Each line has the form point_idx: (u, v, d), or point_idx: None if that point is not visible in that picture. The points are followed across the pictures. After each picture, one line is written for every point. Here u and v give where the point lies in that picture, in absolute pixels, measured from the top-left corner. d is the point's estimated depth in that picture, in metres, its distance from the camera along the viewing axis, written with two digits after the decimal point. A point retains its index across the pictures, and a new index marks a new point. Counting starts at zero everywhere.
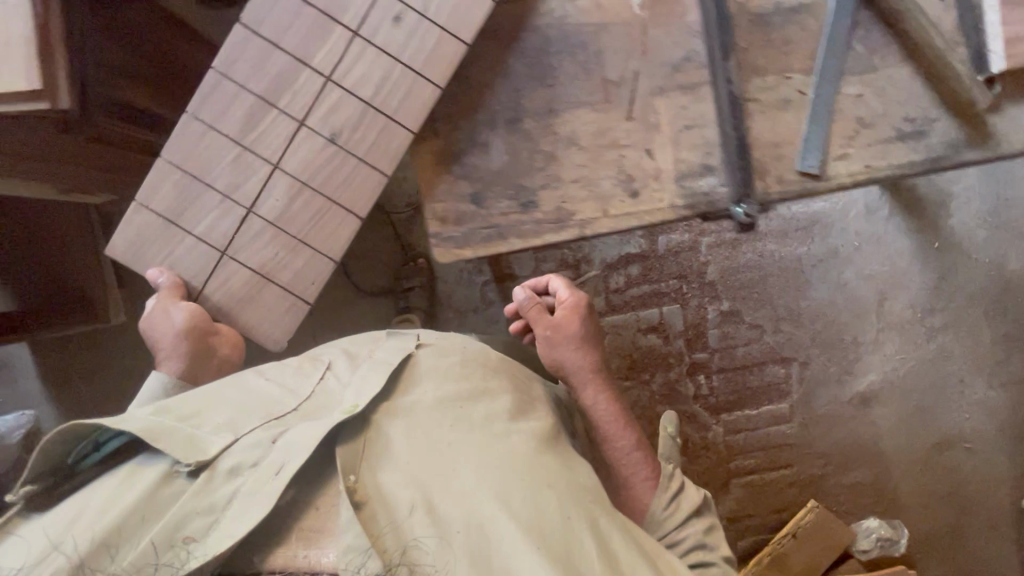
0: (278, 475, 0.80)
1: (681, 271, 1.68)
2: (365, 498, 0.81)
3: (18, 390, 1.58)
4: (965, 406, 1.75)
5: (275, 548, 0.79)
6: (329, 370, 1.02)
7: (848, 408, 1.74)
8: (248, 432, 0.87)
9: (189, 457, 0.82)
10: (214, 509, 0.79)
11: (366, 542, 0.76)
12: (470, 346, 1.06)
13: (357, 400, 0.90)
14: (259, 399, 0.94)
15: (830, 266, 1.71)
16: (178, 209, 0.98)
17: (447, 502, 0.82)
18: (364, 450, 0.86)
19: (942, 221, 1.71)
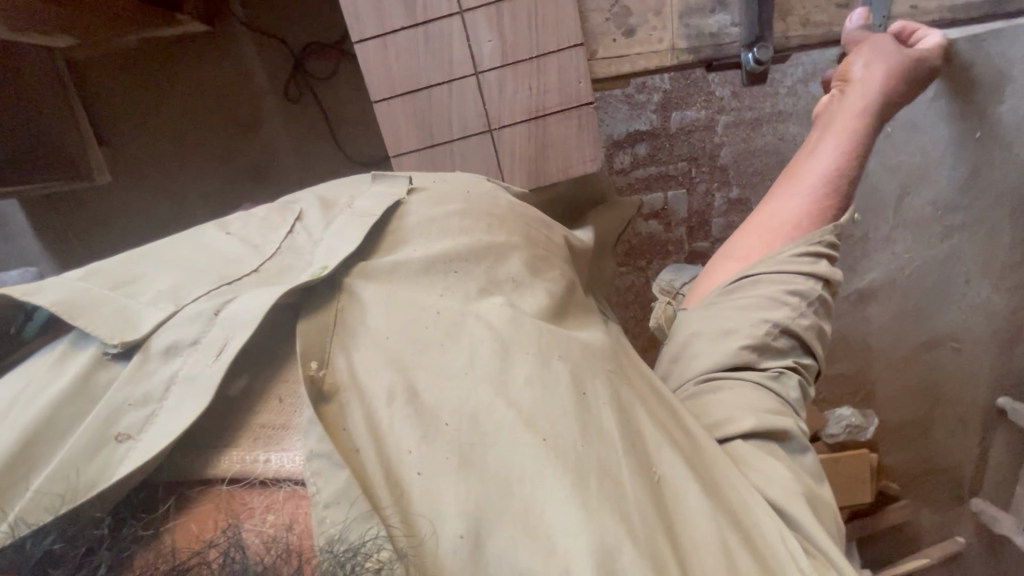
0: (219, 359, 0.58)
1: (691, 153, 1.56)
2: (333, 387, 0.60)
3: (23, 247, 1.59)
4: (964, 308, 1.73)
5: (224, 453, 0.58)
6: (301, 219, 0.77)
7: (843, 303, 1.74)
8: (192, 298, 0.64)
9: (115, 336, 0.60)
10: (148, 398, 0.58)
11: (336, 450, 0.54)
12: (473, 185, 0.84)
13: (327, 261, 0.68)
14: (216, 258, 0.70)
15: None
16: (428, 134, 0.97)
17: (432, 398, 0.59)
18: (334, 325, 0.64)
19: (992, 110, 1.51)
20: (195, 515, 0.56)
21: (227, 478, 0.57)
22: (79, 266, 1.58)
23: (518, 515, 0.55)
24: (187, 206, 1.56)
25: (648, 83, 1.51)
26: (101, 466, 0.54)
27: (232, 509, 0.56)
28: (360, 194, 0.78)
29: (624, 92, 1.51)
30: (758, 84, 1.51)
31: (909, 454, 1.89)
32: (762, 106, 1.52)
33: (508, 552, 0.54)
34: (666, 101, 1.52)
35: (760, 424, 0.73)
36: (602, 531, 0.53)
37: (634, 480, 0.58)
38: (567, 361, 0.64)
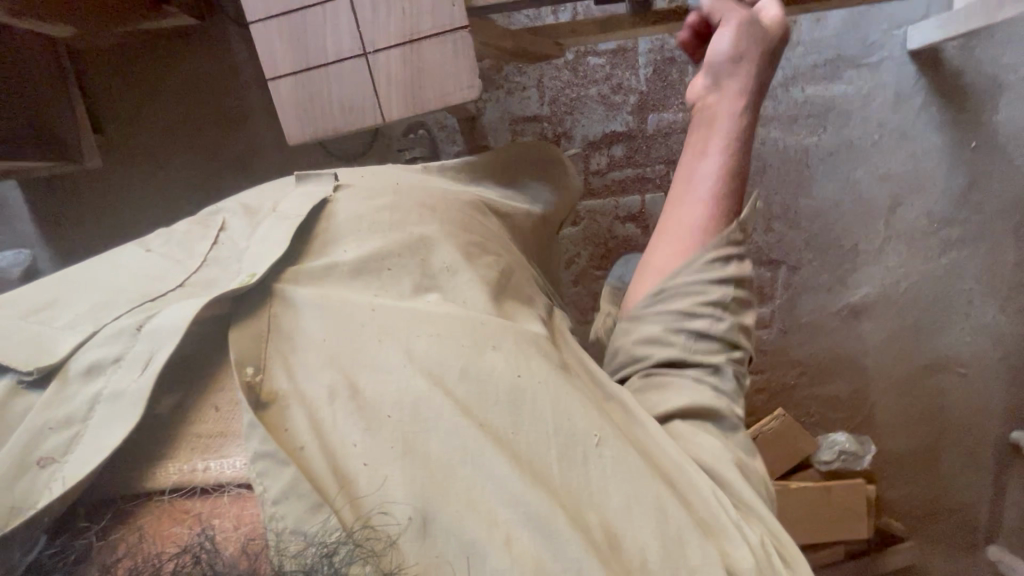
0: (145, 371, 0.56)
1: (669, 156, 1.54)
2: (274, 394, 0.57)
3: (17, 229, 1.65)
4: (968, 329, 1.61)
5: (160, 467, 0.57)
6: (225, 229, 0.73)
7: (836, 319, 1.63)
8: (111, 318, 0.60)
9: (30, 363, 0.58)
10: (72, 420, 0.55)
11: (279, 449, 0.53)
12: (404, 181, 0.78)
13: (254, 268, 0.64)
14: (132, 279, 0.66)
15: (841, 162, 1.52)
16: (303, 58, 0.97)
17: (374, 393, 0.58)
18: (266, 334, 0.61)
19: (987, 117, 1.47)
20: (136, 532, 0.54)
21: (170, 488, 0.56)
22: (67, 249, 1.64)
23: (474, 504, 0.55)
24: (173, 195, 1.61)
25: (623, 85, 1.51)
26: (24, 495, 0.52)
27: (174, 517, 0.55)
28: (284, 197, 0.73)
29: (599, 93, 1.52)
30: None
31: (913, 489, 1.72)
32: None
33: (463, 536, 0.54)
34: (642, 103, 1.51)
35: (687, 403, 0.68)
36: (548, 512, 0.55)
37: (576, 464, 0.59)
38: (507, 350, 0.62)
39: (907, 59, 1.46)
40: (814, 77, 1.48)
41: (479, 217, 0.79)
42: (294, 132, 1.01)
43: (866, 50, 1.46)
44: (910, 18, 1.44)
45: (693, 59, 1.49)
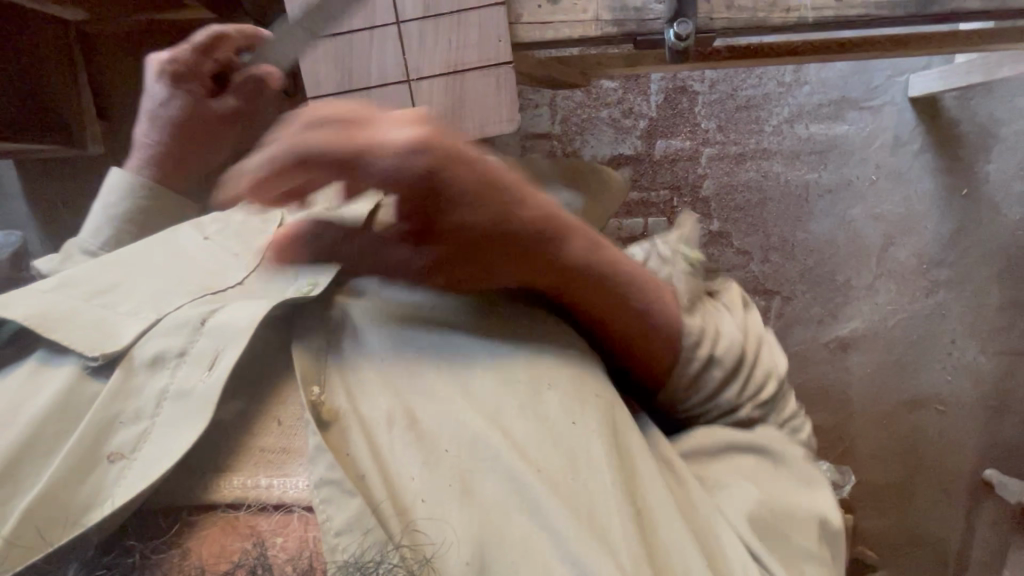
0: (213, 371, 0.59)
1: (674, 182, 1.56)
2: (334, 412, 0.59)
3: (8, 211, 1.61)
4: (949, 369, 1.66)
5: (219, 476, 0.58)
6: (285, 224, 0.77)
7: (824, 350, 1.67)
8: (173, 311, 0.64)
9: (96, 349, 0.61)
10: (140, 414, 0.58)
11: (345, 477, 0.54)
12: None
13: (314, 274, 0.66)
14: (193, 268, 0.71)
15: (838, 200, 1.57)
16: (346, 79, 1.01)
17: (431, 424, 0.60)
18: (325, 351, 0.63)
19: (979, 166, 1.53)
20: (204, 540, 0.56)
21: (239, 503, 0.57)
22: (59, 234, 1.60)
23: (519, 547, 0.55)
24: None
25: (634, 110, 1.53)
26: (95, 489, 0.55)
27: (240, 532, 0.56)
28: None
29: (610, 116, 1.54)
30: (744, 121, 1.53)
31: (887, 520, 1.77)
32: (746, 142, 1.54)
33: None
34: (651, 129, 1.54)
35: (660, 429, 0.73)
36: (595, 564, 0.54)
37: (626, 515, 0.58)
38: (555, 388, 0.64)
39: (907, 105, 1.51)
40: (818, 116, 1.53)
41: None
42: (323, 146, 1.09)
43: (870, 93, 1.51)
44: (912, 66, 1.50)
45: (703, 90, 1.53)
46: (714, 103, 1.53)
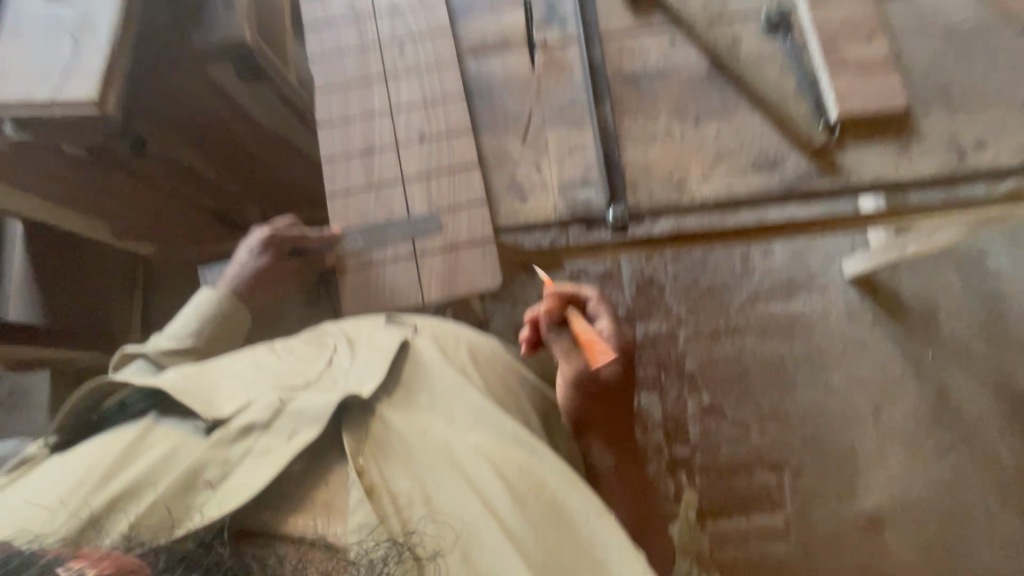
0: (290, 441, 0.69)
1: (659, 360, 1.69)
2: (373, 486, 0.67)
3: (33, 419, 1.70)
4: (999, 545, 1.50)
5: (291, 515, 0.65)
6: (335, 353, 0.84)
7: (853, 530, 1.54)
8: (264, 393, 0.74)
9: (207, 412, 0.72)
10: (228, 460, 0.68)
11: (378, 522, 0.63)
12: (460, 330, 0.96)
13: (361, 383, 0.77)
14: (271, 372, 0.80)
15: (815, 369, 1.66)
16: None
17: (450, 509, 0.67)
18: (366, 439, 0.72)
19: (934, 330, 1.67)
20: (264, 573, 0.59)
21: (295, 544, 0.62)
22: None
23: None
24: None
25: (612, 299, 1.75)
26: (185, 511, 0.64)
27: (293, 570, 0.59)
28: (375, 331, 0.87)
29: None
30: (709, 303, 1.73)
31: None
32: (716, 321, 1.71)
33: None
34: (629, 315, 1.73)
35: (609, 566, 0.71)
36: None
37: None
38: (553, 501, 0.70)
39: (848, 283, 1.72)
40: (774, 296, 1.73)
41: (506, 386, 0.91)
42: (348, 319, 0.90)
43: (812, 276, 1.74)
44: (841, 253, 1.75)
45: (669, 281, 1.76)
46: (680, 290, 1.75)
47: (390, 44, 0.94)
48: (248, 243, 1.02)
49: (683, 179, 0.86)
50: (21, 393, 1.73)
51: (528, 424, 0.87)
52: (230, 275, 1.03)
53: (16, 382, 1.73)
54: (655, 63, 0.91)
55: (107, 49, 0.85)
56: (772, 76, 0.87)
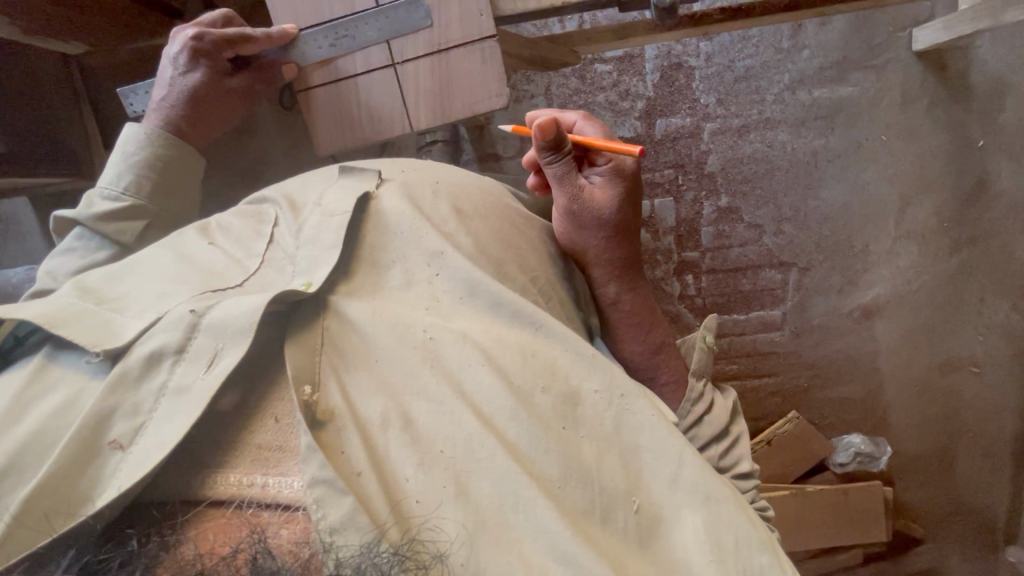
0: (211, 370, 0.58)
1: (678, 161, 1.54)
2: (329, 412, 0.57)
3: (32, 245, 1.66)
4: (981, 329, 1.59)
5: (216, 474, 0.57)
6: (277, 225, 0.74)
7: (846, 320, 1.62)
8: (175, 304, 0.62)
9: (97, 344, 0.60)
10: (137, 409, 0.58)
11: (337, 477, 0.53)
12: (444, 179, 0.80)
13: (311, 274, 0.66)
14: (195, 268, 0.69)
15: (848, 164, 1.52)
16: None
17: (428, 426, 0.58)
18: (320, 348, 0.61)
19: (996, 115, 1.47)
20: (211, 528, 0.55)
21: (244, 502, 0.56)
22: None
23: (501, 537, 0.54)
24: None
25: (631, 91, 1.51)
26: (92, 481, 0.55)
27: (245, 524, 0.55)
28: (329, 188, 0.74)
29: (607, 100, 1.52)
30: (744, 91, 1.50)
31: (928, 489, 1.71)
32: (748, 113, 1.50)
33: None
34: (650, 109, 1.52)
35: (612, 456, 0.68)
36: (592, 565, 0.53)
37: (589, 497, 0.59)
38: (558, 394, 0.63)
39: (913, 59, 1.46)
40: (820, 79, 1.48)
41: (514, 214, 0.82)
42: (320, 140, 1.04)
43: (872, 52, 1.46)
44: (915, 19, 1.44)
45: (699, 64, 1.49)
46: (712, 76, 1.49)
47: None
48: (172, 54, 0.93)
49: None
50: (8, 220, 1.66)
51: (538, 256, 0.81)
52: (159, 103, 0.93)
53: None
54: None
55: None
56: None
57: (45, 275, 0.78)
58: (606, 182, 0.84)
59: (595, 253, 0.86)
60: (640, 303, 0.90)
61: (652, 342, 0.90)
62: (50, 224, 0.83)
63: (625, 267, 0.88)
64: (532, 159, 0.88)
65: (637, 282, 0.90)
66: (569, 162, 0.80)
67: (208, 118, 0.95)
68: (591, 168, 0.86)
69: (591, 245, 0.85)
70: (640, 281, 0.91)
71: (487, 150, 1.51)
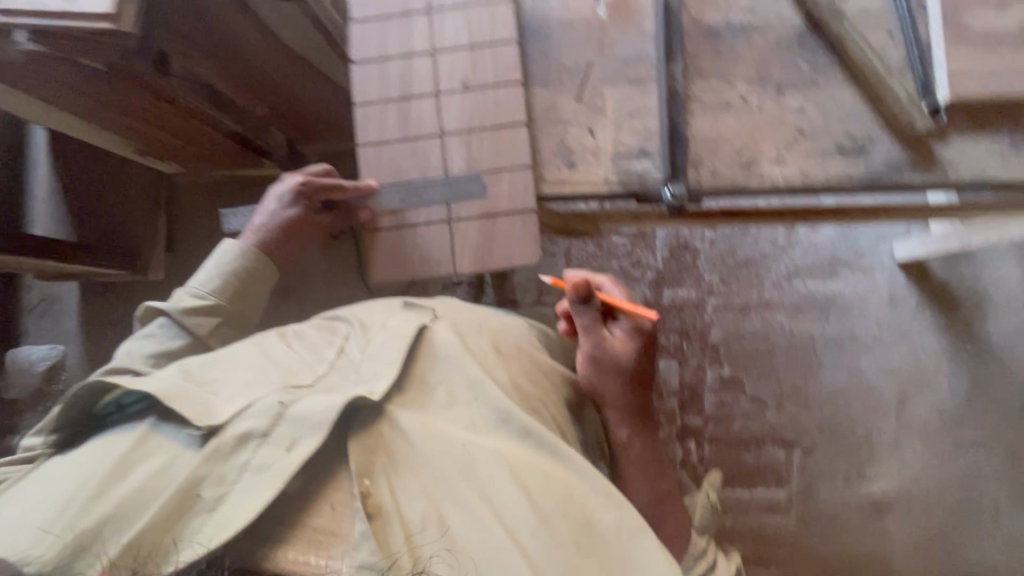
0: (290, 454, 0.61)
1: (683, 329, 1.64)
2: (378, 507, 0.61)
3: (64, 327, 1.75)
4: (999, 543, 1.50)
5: (275, 551, 0.59)
6: (347, 339, 0.80)
7: (855, 513, 1.55)
8: (262, 395, 0.67)
9: (200, 419, 0.64)
10: (225, 481, 0.61)
11: (383, 565, 0.57)
12: (490, 321, 0.87)
13: (374, 384, 0.70)
14: (272, 366, 0.74)
15: (845, 352, 1.61)
16: None
17: (462, 533, 0.62)
18: (375, 448, 0.65)
19: (979, 325, 1.58)
20: None
21: None
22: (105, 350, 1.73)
23: None
24: None
25: (643, 262, 1.68)
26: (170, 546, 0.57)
27: None
28: (391, 316, 0.81)
29: (621, 266, 1.68)
30: (745, 275, 1.66)
31: None
32: (750, 294, 1.64)
33: None
34: (659, 279, 1.67)
35: None
36: None
37: None
38: (574, 519, 0.66)
39: (896, 268, 1.63)
40: (814, 273, 1.65)
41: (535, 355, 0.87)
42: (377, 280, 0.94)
43: (859, 256, 1.64)
44: (895, 234, 1.64)
45: (705, 247, 1.67)
46: (716, 259, 1.67)
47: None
48: (278, 190, 1.00)
49: (753, 157, 0.88)
50: (52, 300, 1.77)
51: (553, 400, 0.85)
52: (257, 226, 1.00)
53: (47, 290, 1.77)
54: (740, 15, 0.91)
55: None
56: (879, 44, 0.89)
57: (123, 354, 0.85)
58: (626, 337, 0.90)
59: (611, 398, 0.89)
60: (650, 454, 0.90)
61: (659, 492, 0.88)
62: (137, 310, 0.90)
63: (638, 415, 0.90)
64: (564, 308, 0.95)
65: (648, 432, 0.91)
66: (597, 315, 0.87)
67: (293, 248, 1.01)
68: (613, 323, 0.92)
69: (608, 391, 0.88)
70: (652, 432, 0.91)
71: (507, 295, 1.63)
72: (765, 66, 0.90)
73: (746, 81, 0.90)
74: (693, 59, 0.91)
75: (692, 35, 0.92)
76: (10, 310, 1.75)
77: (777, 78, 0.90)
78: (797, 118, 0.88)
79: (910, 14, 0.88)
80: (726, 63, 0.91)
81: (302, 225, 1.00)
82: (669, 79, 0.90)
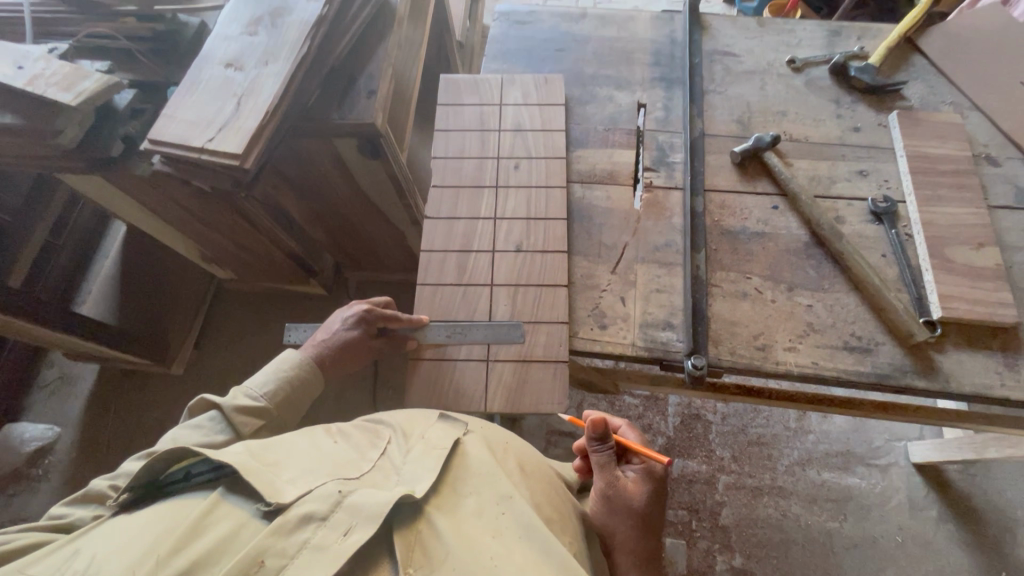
0: (347, 538, 0.60)
1: (692, 503, 1.57)
2: None
3: (69, 408, 1.75)
4: None
5: None
6: (390, 440, 0.81)
7: None
8: (320, 482, 0.67)
9: (272, 494, 0.63)
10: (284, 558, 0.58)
11: None
12: (519, 444, 0.89)
13: (413, 485, 0.69)
14: (321, 456, 0.75)
15: (866, 557, 1.49)
16: None
17: None
18: (413, 548, 0.63)
19: (1009, 548, 1.49)
20: None
21: None
22: (100, 437, 1.70)
23: None
24: None
25: (653, 426, 1.68)
26: None
27: None
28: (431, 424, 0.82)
29: None
30: (757, 455, 1.63)
31: None
32: (762, 477, 1.60)
33: None
34: (669, 447, 1.65)
35: None
36: None
37: None
38: None
39: (913, 470, 1.59)
40: (828, 464, 1.61)
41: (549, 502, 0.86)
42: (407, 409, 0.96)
43: (873, 452, 1.62)
44: (908, 435, 1.64)
45: (716, 420, 1.68)
46: (727, 433, 1.66)
47: (505, 155, 1.14)
48: (345, 314, 1.08)
49: (768, 342, 0.96)
50: (68, 379, 1.79)
51: None
52: (317, 340, 1.07)
53: (68, 369, 1.81)
54: (754, 223, 1.07)
55: (262, 110, 1.00)
56: (877, 261, 1.01)
57: (168, 439, 0.84)
58: (638, 478, 0.89)
59: (621, 540, 0.84)
60: None
61: None
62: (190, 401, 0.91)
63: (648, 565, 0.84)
64: (580, 446, 0.98)
65: None
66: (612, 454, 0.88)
67: (341, 367, 1.06)
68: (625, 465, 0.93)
69: (620, 532, 0.84)
70: None
71: None
72: (777, 265, 1.03)
73: (760, 275, 1.02)
74: (714, 251, 1.05)
75: (713, 232, 1.06)
76: (25, 383, 1.77)
77: (788, 276, 1.01)
78: (807, 313, 0.98)
79: (901, 241, 1.02)
80: (742, 258, 1.04)
81: (354, 348, 1.06)
82: (693, 264, 1.02)
